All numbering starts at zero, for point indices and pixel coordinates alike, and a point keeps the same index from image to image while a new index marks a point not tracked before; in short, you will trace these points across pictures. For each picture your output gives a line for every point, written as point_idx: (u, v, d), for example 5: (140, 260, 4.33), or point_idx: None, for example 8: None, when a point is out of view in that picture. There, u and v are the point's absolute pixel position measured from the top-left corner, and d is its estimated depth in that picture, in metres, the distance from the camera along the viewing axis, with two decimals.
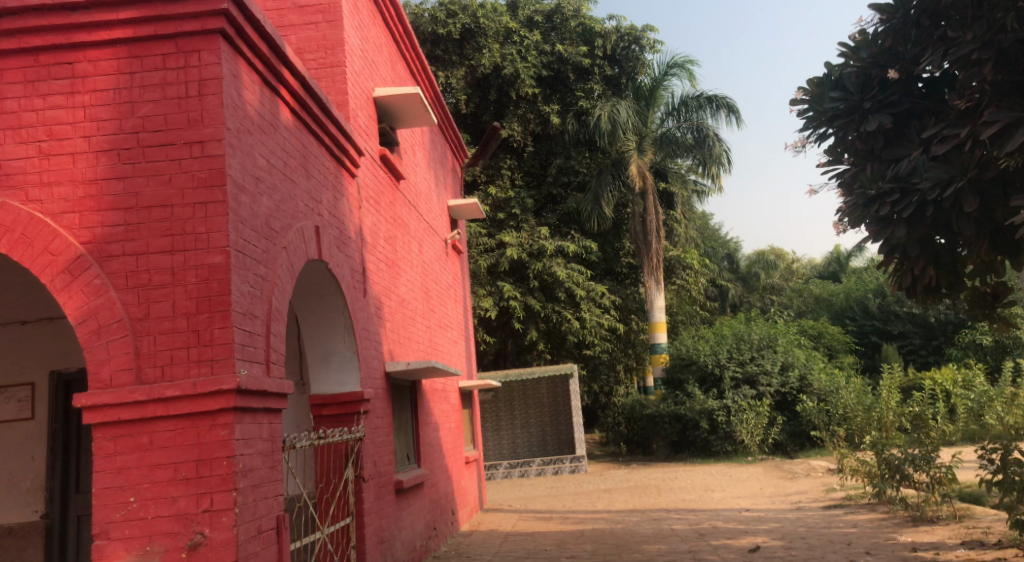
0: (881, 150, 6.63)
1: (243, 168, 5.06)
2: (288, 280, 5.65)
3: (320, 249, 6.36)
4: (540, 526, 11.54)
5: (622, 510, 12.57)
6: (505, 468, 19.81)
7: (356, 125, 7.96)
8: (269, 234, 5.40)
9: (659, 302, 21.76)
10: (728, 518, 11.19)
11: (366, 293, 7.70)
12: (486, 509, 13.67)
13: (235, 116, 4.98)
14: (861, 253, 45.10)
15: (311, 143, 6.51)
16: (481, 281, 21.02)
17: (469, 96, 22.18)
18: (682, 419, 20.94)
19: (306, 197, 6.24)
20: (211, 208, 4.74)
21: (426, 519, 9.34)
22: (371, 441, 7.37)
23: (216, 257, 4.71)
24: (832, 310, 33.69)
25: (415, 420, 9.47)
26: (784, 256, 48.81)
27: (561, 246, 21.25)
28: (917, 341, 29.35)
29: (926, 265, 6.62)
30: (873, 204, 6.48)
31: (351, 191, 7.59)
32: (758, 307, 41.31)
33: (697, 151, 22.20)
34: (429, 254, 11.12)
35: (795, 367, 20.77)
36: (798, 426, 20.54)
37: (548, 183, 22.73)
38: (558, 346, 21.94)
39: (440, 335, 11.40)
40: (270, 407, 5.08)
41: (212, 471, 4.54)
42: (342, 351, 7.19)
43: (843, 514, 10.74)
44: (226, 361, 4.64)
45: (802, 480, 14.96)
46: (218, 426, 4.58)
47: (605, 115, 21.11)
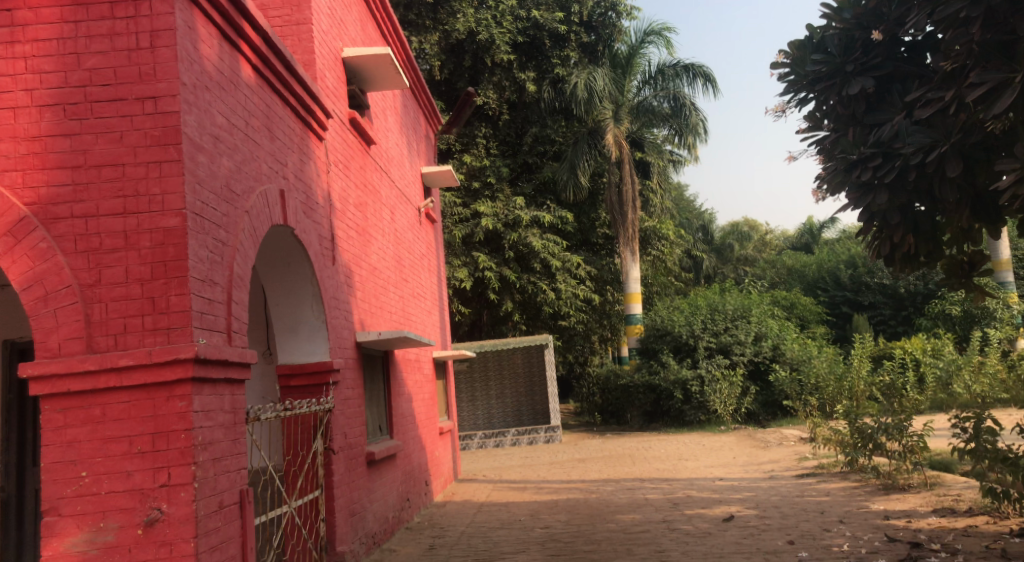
0: (864, 114, 6.54)
1: (201, 126, 4.82)
2: (251, 247, 5.42)
3: (285, 214, 6.13)
4: (513, 496, 11.45)
5: (596, 480, 12.51)
6: (479, 439, 19.72)
7: (323, 87, 7.70)
8: (230, 197, 5.17)
9: (634, 273, 21.67)
10: (701, 487, 11.16)
11: (335, 261, 7.48)
12: (460, 479, 13.57)
13: (191, 71, 4.75)
14: (833, 224, 45.33)
15: (275, 103, 6.27)
16: (456, 251, 20.78)
17: (443, 62, 21.74)
18: (656, 389, 20.93)
19: (270, 159, 6.00)
20: (166, 167, 4.52)
21: (399, 491, 9.19)
22: (341, 412, 7.17)
23: (172, 221, 4.49)
24: (805, 280, 33.84)
25: (388, 391, 9.29)
26: (757, 227, 49.00)
27: (537, 216, 20.98)
28: (888, 311, 29.57)
29: (906, 233, 6.51)
30: (854, 169, 6.36)
31: (318, 155, 7.34)
32: (731, 277, 41.40)
33: (674, 120, 22.29)
34: (402, 222, 10.88)
35: (769, 337, 20.83)
36: (771, 395, 20.64)
37: (524, 151, 22.52)
38: (533, 316, 21.81)
39: (414, 305, 11.19)
40: (232, 378, 4.87)
41: (169, 444, 4.34)
42: (309, 320, 6.97)
43: (816, 483, 10.73)
44: (183, 330, 4.43)
45: (774, 449, 15.00)
46: (175, 397, 4.38)
47: (581, 82, 20.86)
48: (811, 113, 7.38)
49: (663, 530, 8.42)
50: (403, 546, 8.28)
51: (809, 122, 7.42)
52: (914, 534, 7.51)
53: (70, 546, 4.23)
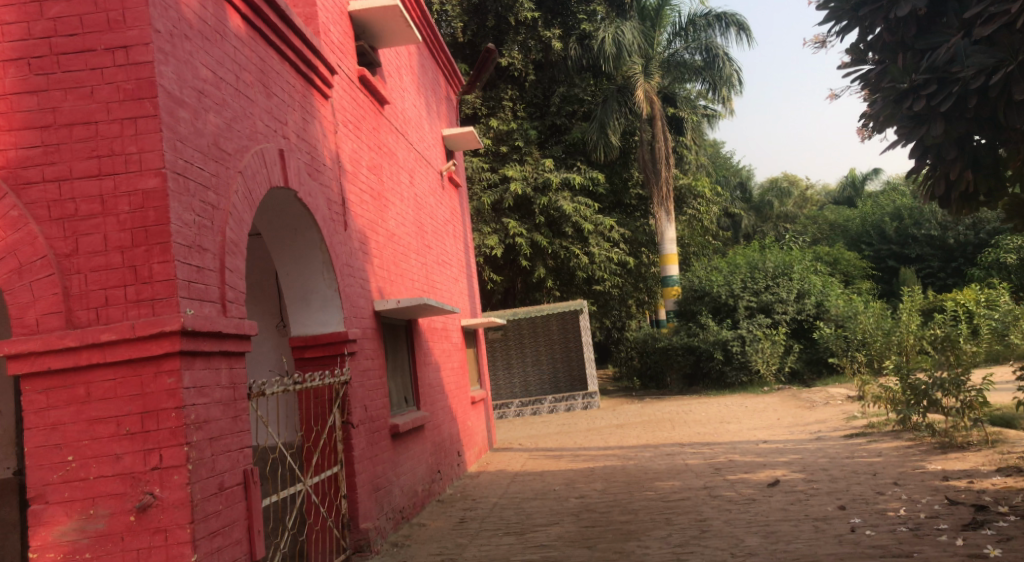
0: (915, 37, 6.01)
1: (180, 79, 4.44)
2: (247, 211, 5.04)
3: (286, 175, 5.74)
4: (550, 465, 11.10)
5: (635, 446, 12.11)
6: (517, 407, 19.42)
7: (328, 41, 7.29)
8: (219, 156, 4.79)
9: (670, 234, 21.09)
10: (745, 451, 10.69)
11: (347, 227, 7.10)
12: (495, 449, 13.25)
13: (165, 18, 4.37)
14: (876, 177, 43.99)
15: (270, 57, 5.87)
16: (485, 218, 20.40)
17: (466, 23, 21.15)
18: (696, 350, 20.38)
19: (266, 117, 5.61)
20: (142, 123, 4.15)
21: (428, 463, 8.87)
22: (360, 384, 6.82)
23: (151, 182, 4.13)
24: (848, 235, 32.84)
25: (412, 362, 8.96)
26: (797, 183, 47.81)
27: (567, 178, 20.46)
28: (935, 263, 28.58)
29: (964, 167, 5.99)
30: (905, 98, 5.91)
31: (324, 114, 6.93)
32: (772, 235, 40.33)
33: (707, 73, 21.56)
34: (423, 186, 10.47)
35: (812, 294, 20.17)
36: (816, 354, 20.01)
37: (552, 113, 21.94)
38: (567, 282, 21.38)
39: (438, 272, 10.80)
40: (227, 351, 4.50)
41: (159, 424, 3.99)
42: (321, 289, 6.61)
43: (866, 443, 10.20)
44: (169, 301, 4.07)
45: (820, 409, 14.45)
46: (163, 373, 4.03)
47: (609, 37, 20.17)
48: (853, 46, 6.78)
49: (704, 498, 7.98)
50: (434, 521, 7.95)
51: (851, 55, 6.83)
52: (977, 496, 6.98)
53: (58, 536, 3.93)
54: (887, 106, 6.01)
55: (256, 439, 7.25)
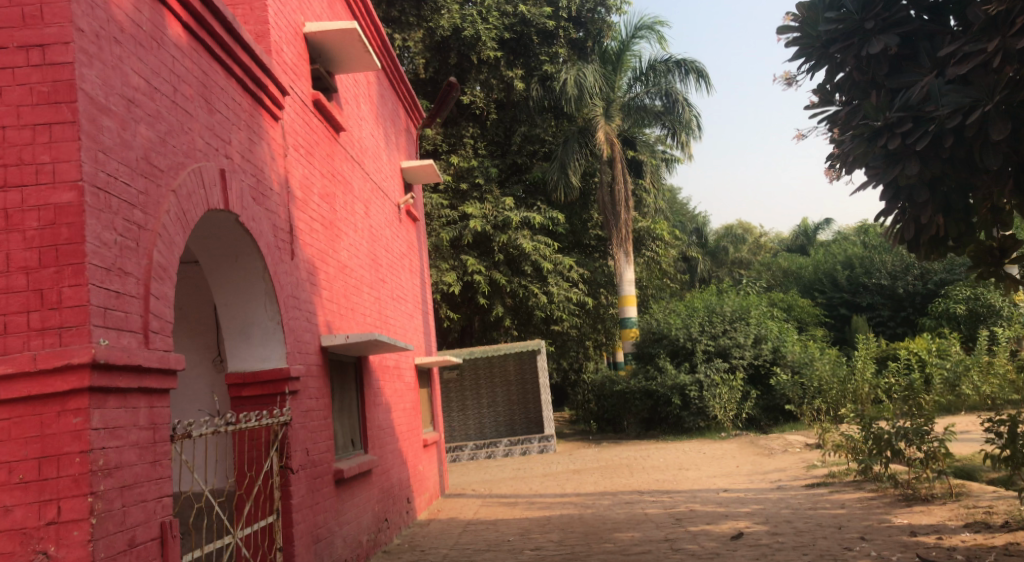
0: (887, 76, 5.82)
1: (106, 84, 4.01)
2: (179, 233, 4.57)
3: (227, 198, 5.30)
4: (504, 512, 10.60)
5: (591, 493, 11.67)
6: (471, 450, 18.87)
7: (280, 61, 6.91)
8: (150, 171, 4.35)
9: (628, 275, 20.89)
10: (706, 500, 10.31)
11: (294, 256, 6.65)
12: (447, 494, 12.71)
13: (90, 17, 3.94)
14: (828, 226, 44.71)
15: (214, 71, 5.46)
16: (444, 254, 19.89)
17: (428, 60, 20.84)
18: (654, 394, 20.13)
19: (206, 134, 5.18)
20: (56, 130, 3.70)
21: (375, 511, 8.34)
22: (301, 426, 6.33)
23: (65, 196, 3.67)
24: (801, 282, 33.06)
25: (361, 402, 8.46)
26: (751, 229, 48.37)
27: (527, 217, 20.18)
28: (886, 312, 28.77)
29: (935, 212, 5.81)
30: (880, 136, 5.68)
31: (273, 136, 6.51)
32: (727, 279, 40.31)
33: (667, 117, 21.59)
34: (378, 217, 10.06)
35: (768, 339, 20.01)
36: (772, 400, 19.80)
37: (512, 152, 21.74)
38: (525, 321, 21.11)
39: (392, 307, 10.35)
40: (147, 388, 4.01)
41: (60, 471, 3.50)
42: (263, 321, 6.15)
43: (828, 494, 9.89)
44: (79, 330, 3.59)
45: (779, 457, 14.17)
46: (68, 412, 3.55)
47: (571, 79, 20.09)
48: (821, 86, 6.54)
49: (665, 551, 7.55)
50: None
51: (819, 95, 6.58)
52: (949, 554, 6.67)
53: None
54: (861, 144, 5.75)
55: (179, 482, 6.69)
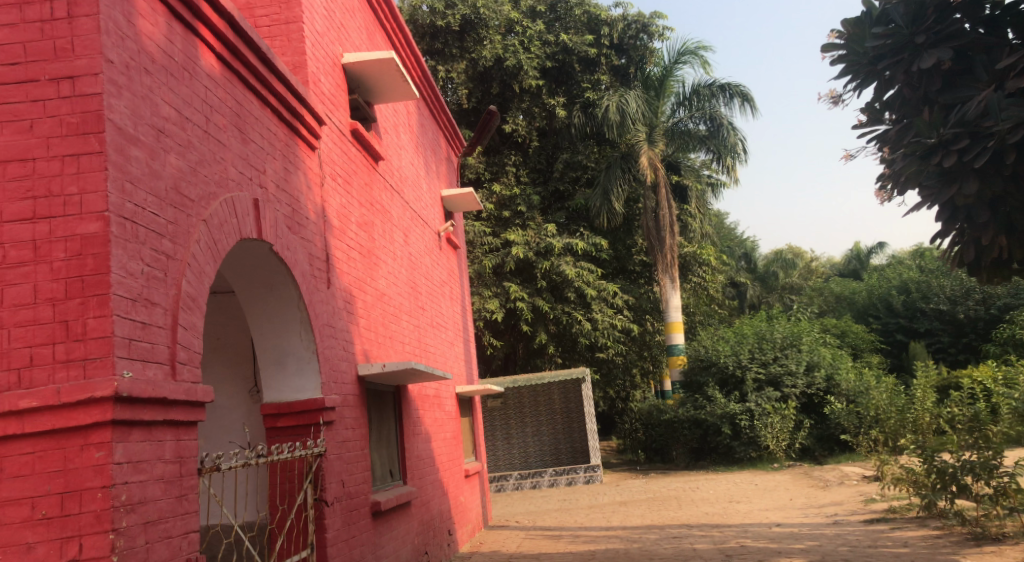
0: (941, 91, 5.58)
1: (135, 114, 3.98)
2: (210, 263, 4.53)
3: (260, 227, 5.26)
4: (548, 546, 10.36)
5: (639, 526, 11.36)
6: (516, 479, 18.64)
7: (317, 91, 6.90)
8: (181, 202, 4.32)
9: (675, 302, 20.61)
10: (757, 535, 9.95)
11: (330, 285, 6.60)
12: (490, 525, 12.51)
13: (121, 48, 3.93)
14: (883, 250, 43.76)
15: (248, 101, 5.45)
16: (487, 282, 19.91)
17: (470, 90, 21.03)
18: (703, 424, 19.72)
19: (239, 163, 5.15)
20: (85, 161, 3.68)
21: (414, 543, 8.19)
22: (337, 457, 6.23)
23: (92, 226, 3.64)
24: (855, 308, 32.28)
25: (400, 432, 8.36)
26: (802, 254, 47.56)
27: (570, 244, 20.06)
28: (946, 338, 27.93)
29: (998, 232, 5.50)
30: (933, 153, 5.45)
31: (309, 165, 6.49)
32: (778, 305, 39.43)
33: (712, 142, 21.21)
34: (418, 246, 10.02)
35: (822, 367, 19.48)
36: (827, 430, 19.23)
37: (555, 179, 21.64)
38: (569, 349, 20.85)
39: (432, 335, 10.27)
40: (173, 421, 3.95)
41: (82, 507, 3.43)
42: (298, 351, 6.09)
43: (888, 530, 9.46)
44: (103, 361, 3.54)
45: (834, 490, 13.70)
46: (90, 446, 3.49)
47: (613, 105, 19.99)
48: (868, 105, 6.30)
49: None
50: None
51: (867, 115, 6.35)
52: None
53: None
54: (912, 162, 5.50)
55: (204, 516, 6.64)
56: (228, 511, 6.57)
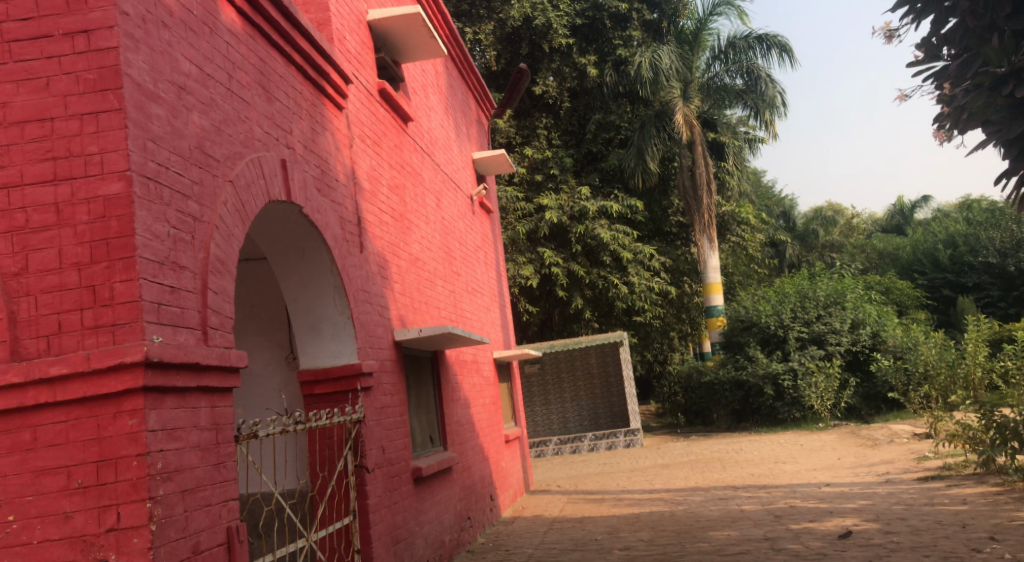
0: (1010, 17, 5.35)
1: (154, 70, 3.82)
2: (238, 225, 4.39)
3: (288, 188, 5.11)
4: (591, 510, 10.25)
5: (683, 489, 11.20)
6: (555, 445, 18.55)
7: (343, 50, 6.72)
8: (205, 162, 4.17)
9: (713, 262, 20.24)
10: (807, 495, 9.74)
11: (363, 249, 6.45)
12: (532, 491, 12.44)
13: (136, 1, 3.76)
14: (927, 204, 42.85)
15: (272, 58, 5.28)
16: (521, 248, 19.71)
17: (499, 52, 20.70)
18: (744, 385, 19.44)
19: (265, 122, 4.99)
20: (104, 119, 3.53)
21: (457, 510, 8.11)
22: (376, 423, 6.11)
23: (114, 187, 3.49)
24: (899, 264, 31.61)
25: (439, 398, 8.25)
26: (842, 210, 46.66)
27: (605, 206, 19.76)
28: (995, 292, 27.26)
29: None
30: (1003, 84, 5.28)
31: (337, 126, 6.31)
32: (820, 264, 38.67)
33: (750, 96, 20.74)
34: (451, 210, 9.84)
35: (867, 324, 19.08)
36: (873, 388, 18.84)
37: (588, 140, 21.27)
38: (605, 313, 20.65)
39: (468, 301, 10.13)
40: (207, 387, 3.83)
41: (118, 476, 3.32)
42: (333, 317, 5.96)
43: (944, 488, 9.18)
44: (133, 326, 3.41)
45: (884, 448, 13.40)
46: (123, 413, 3.37)
47: (646, 61, 19.48)
48: (925, 39, 6.01)
49: (766, 551, 6.97)
50: None
51: (924, 50, 6.05)
52: None
53: None
54: (981, 94, 5.34)
55: (241, 486, 6.61)
56: (267, 480, 6.54)
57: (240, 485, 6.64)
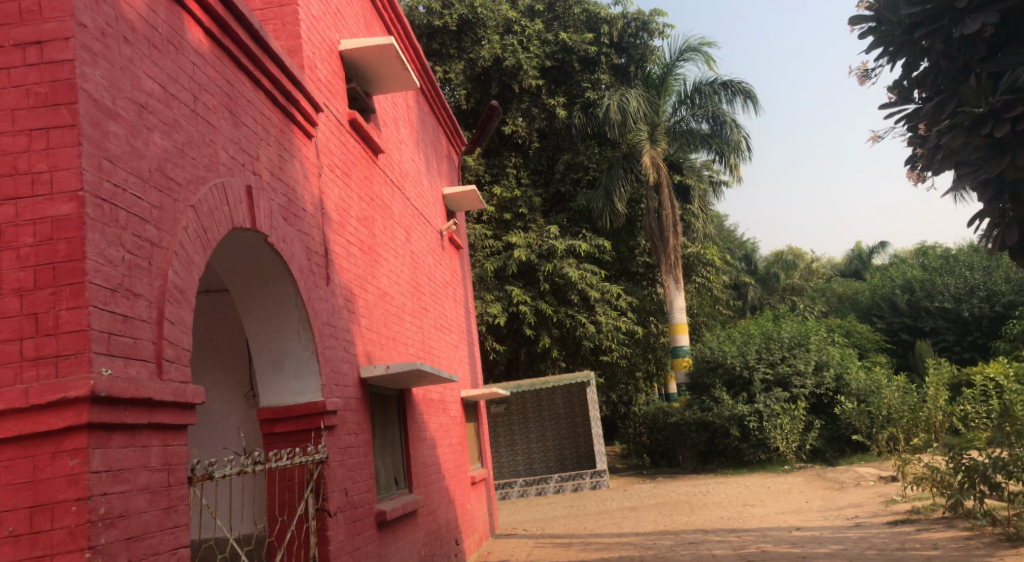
0: (985, 60, 5.39)
1: (113, 86, 3.59)
2: (199, 252, 4.14)
3: (254, 216, 4.88)
4: (559, 554, 9.97)
5: (652, 533, 10.97)
6: (521, 486, 18.23)
7: (314, 78, 6.54)
8: (167, 185, 3.93)
9: (679, 303, 20.19)
10: (777, 540, 9.56)
11: (330, 281, 6.22)
12: (497, 534, 12.12)
13: (95, 13, 3.55)
14: (884, 249, 43.63)
15: (240, 82, 5.07)
16: (489, 286, 19.52)
17: (469, 91, 20.75)
18: (710, 426, 19.34)
19: (231, 147, 4.77)
20: (55, 135, 3.29)
21: (421, 554, 7.81)
22: (340, 464, 5.84)
23: (64, 208, 3.25)
24: (858, 308, 31.99)
25: (405, 438, 7.98)
26: (803, 255, 47.22)
27: (572, 245, 19.69)
28: (952, 337, 27.58)
29: None
30: (983, 124, 5.19)
31: (306, 154, 6.11)
32: (782, 307, 38.99)
33: (715, 140, 20.86)
34: (420, 244, 9.65)
35: (830, 366, 19.10)
36: (837, 430, 18.82)
37: (556, 180, 21.26)
38: (572, 353, 20.52)
39: (436, 338, 9.90)
40: (159, 424, 3.57)
41: (55, 523, 3.05)
42: (296, 351, 5.71)
43: (914, 532, 9.07)
44: (78, 358, 3.16)
45: (851, 491, 13.32)
46: (63, 454, 3.11)
47: (614, 104, 19.60)
48: (896, 82, 5.98)
49: None
50: None
51: (896, 92, 6.01)
52: None
53: None
54: (960, 134, 5.24)
55: (193, 532, 6.27)
56: (222, 525, 6.22)
57: (194, 530, 6.30)
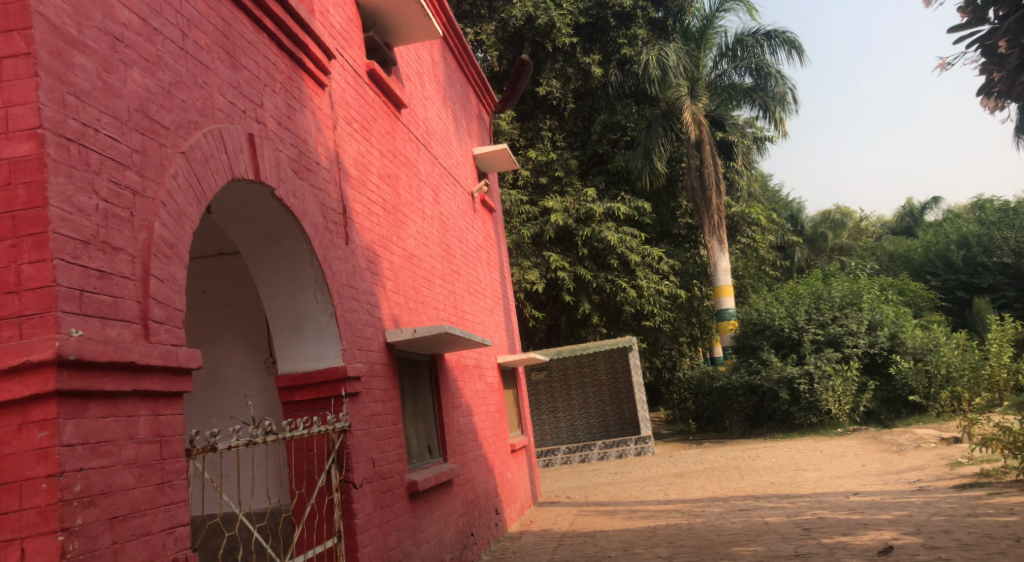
0: None
1: (79, 14, 3.20)
2: (193, 204, 3.75)
3: (257, 166, 4.48)
4: (603, 523, 9.58)
5: (700, 500, 10.52)
6: (564, 453, 17.91)
7: (325, 24, 6.10)
8: (151, 128, 3.54)
9: (724, 264, 19.55)
10: (835, 506, 9.04)
11: (349, 240, 5.82)
12: (540, 503, 11.77)
13: None
14: (936, 204, 42.32)
15: (239, 21, 4.67)
16: (526, 252, 19.10)
17: (501, 52, 20.19)
18: (759, 390, 18.74)
19: (229, 91, 4.36)
20: (9, 65, 2.91)
21: (458, 525, 7.48)
22: (365, 434, 5.48)
23: (22, 148, 2.88)
24: (912, 267, 31.00)
25: (438, 406, 7.62)
26: (853, 213, 45.97)
27: (611, 208, 19.11)
28: (1011, 293, 26.49)
29: None
30: None
31: (318, 104, 5.69)
32: (831, 266, 38.05)
33: (759, 94, 20.14)
34: (450, 206, 9.22)
35: (885, 325, 18.38)
36: (892, 391, 17.96)
37: (593, 141, 20.68)
38: (614, 318, 20.07)
39: (470, 303, 9.50)
40: (147, 392, 3.20)
41: (23, 503, 2.71)
42: (315, 315, 5.34)
43: (985, 497, 8.47)
44: (44, 318, 2.80)
45: (910, 454, 12.73)
46: (31, 425, 2.76)
47: (653, 60, 18.77)
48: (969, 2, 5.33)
49: None
50: None
51: (967, 13, 5.36)
52: None
53: None
54: None
55: (194, 507, 5.98)
56: (228, 499, 5.94)
57: (208, 505, 5.97)
